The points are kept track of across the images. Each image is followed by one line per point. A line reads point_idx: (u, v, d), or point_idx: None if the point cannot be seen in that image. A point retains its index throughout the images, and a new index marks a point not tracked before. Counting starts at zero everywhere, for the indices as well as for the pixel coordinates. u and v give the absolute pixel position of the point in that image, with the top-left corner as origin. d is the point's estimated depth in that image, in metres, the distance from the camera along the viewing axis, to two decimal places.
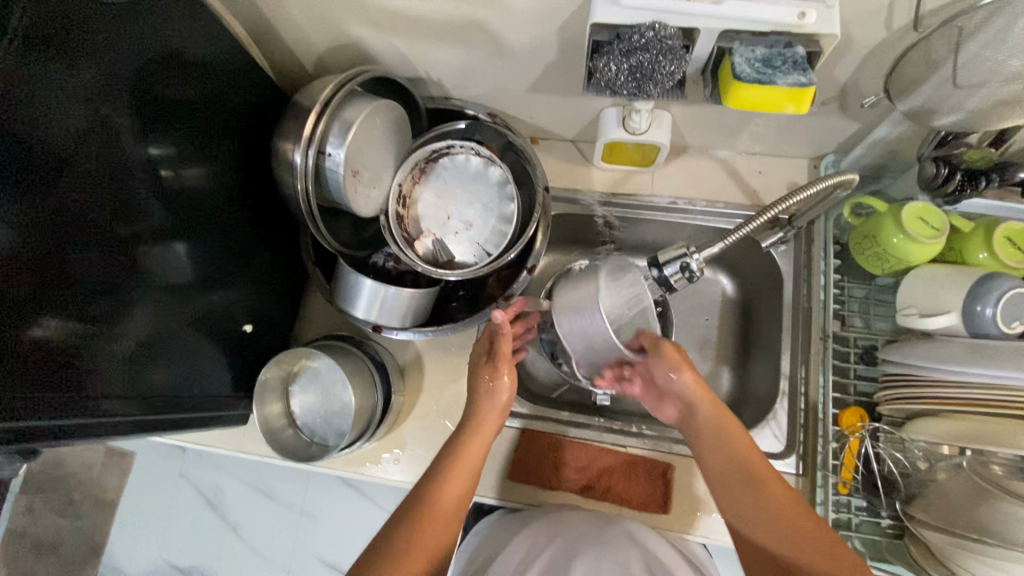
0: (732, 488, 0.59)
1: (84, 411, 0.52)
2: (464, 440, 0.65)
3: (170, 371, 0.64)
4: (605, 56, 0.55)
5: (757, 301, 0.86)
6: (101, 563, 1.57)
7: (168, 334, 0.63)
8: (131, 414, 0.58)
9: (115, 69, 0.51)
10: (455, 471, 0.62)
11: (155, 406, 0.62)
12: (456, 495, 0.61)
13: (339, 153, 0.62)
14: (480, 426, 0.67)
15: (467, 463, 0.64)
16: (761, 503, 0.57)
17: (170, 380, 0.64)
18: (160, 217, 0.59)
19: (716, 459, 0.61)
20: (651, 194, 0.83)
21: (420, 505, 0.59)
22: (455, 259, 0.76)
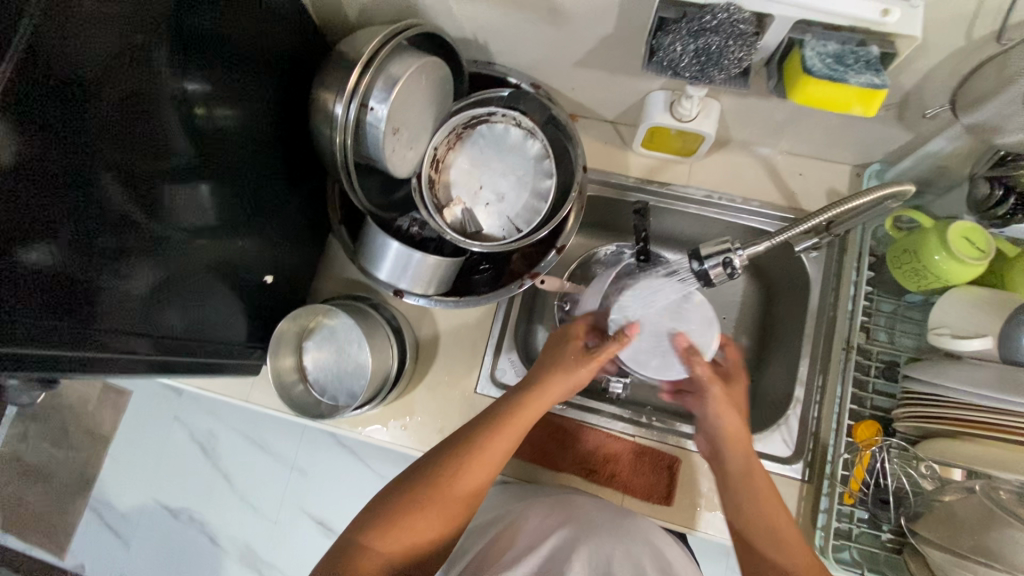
0: (751, 505, 0.62)
1: (99, 345, 0.51)
2: (513, 409, 0.64)
3: (186, 312, 0.63)
4: (671, 34, 0.53)
5: (779, 304, 0.85)
6: (90, 496, 1.60)
7: (187, 275, 0.61)
8: (144, 355, 0.57)
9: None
10: (492, 448, 0.62)
11: (168, 349, 0.61)
12: (487, 473, 0.61)
13: (382, 108, 0.59)
14: (538, 398, 0.66)
15: (511, 438, 0.63)
16: (772, 524, 0.60)
17: (184, 323, 0.63)
18: (189, 154, 0.57)
19: (737, 489, 0.64)
20: (686, 185, 0.81)
21: (446, 469, 0.60)
22: (483, 231, 0.74)
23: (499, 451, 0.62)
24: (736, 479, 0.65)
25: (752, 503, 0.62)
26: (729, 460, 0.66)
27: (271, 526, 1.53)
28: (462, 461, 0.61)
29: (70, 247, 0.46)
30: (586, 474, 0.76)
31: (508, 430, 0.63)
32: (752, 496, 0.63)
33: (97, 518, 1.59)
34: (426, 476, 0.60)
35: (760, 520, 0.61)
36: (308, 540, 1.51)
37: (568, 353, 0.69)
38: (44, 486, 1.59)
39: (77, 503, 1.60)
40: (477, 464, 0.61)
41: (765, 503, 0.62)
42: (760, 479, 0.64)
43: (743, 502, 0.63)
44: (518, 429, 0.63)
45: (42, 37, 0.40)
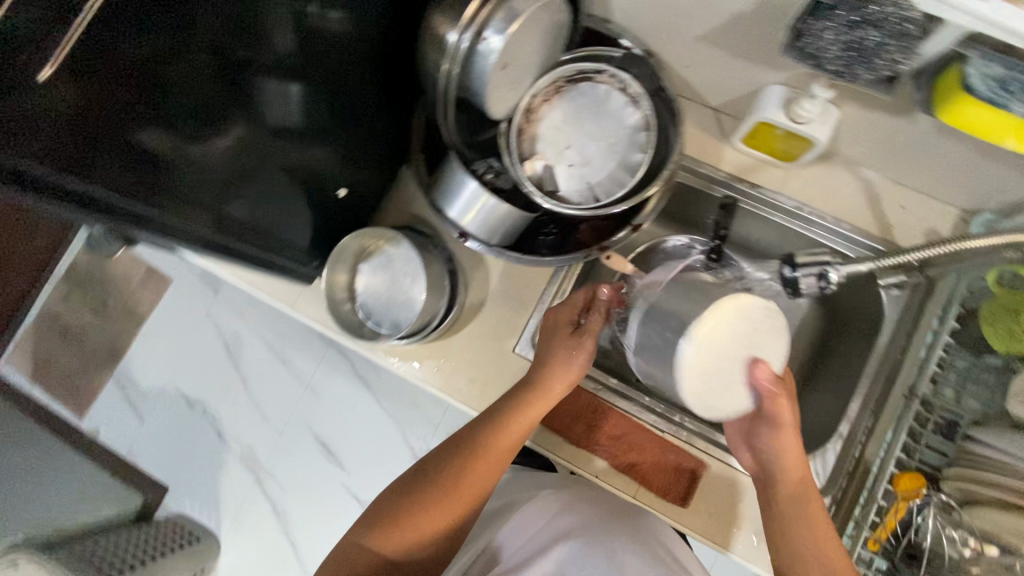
0: (807, 537, 0.60)
1: (160, 214, 0.51)
2: (513, 416, 0.67)
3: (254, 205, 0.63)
4: (825, 21, 0.49)
5: (841, 335, 0.81)
6: (116, 368, 1.68)
7: (261, 170, 0.61)
8: (200, 234, 0.57)
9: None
10: (489, 454, 0.66)
11: (226, 234, 0.60)
12: (486, 474, 0.66)
13: (496, 41, 0.56)
14: (537, 404, 0.68)
15: (509, 444, 0.67)
16: (819, 553, 0.59)
17: (247, 213, 0.62)
18: (287, 51, 0.55)
19: (794, 519, 0.62)
20: (777, 192, 0.77)
21: (448, 471, 0.66)
22: (559, 193, 0.71)
23: (498, 457, 0.67)
24: (794, 511, 0.62)
25: (808, 537, 0.60)
26: (787, 488, 0.63)
27: (276, 436, 1.59)
28: (462, 466, 0.66)
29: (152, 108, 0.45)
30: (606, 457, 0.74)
31: (508, 437, 0.67)
32: (805, 530, 0.61)
33: (119, 391, 1.68)
34: (434, 477, 0.66)
35: (814, 551, 0.59)
36: (308, 457, 1.57)
37: (561, 336, 0.70)
38: (78, 348, 1.69)
39: (103, 371, 1.69)
40: (477, 466, 0.66)
41: (822, 536, 0.60)
42: (814, 509, 0.61)
43: (789, 527, 0.62)
44: (516, 435, 0.67)
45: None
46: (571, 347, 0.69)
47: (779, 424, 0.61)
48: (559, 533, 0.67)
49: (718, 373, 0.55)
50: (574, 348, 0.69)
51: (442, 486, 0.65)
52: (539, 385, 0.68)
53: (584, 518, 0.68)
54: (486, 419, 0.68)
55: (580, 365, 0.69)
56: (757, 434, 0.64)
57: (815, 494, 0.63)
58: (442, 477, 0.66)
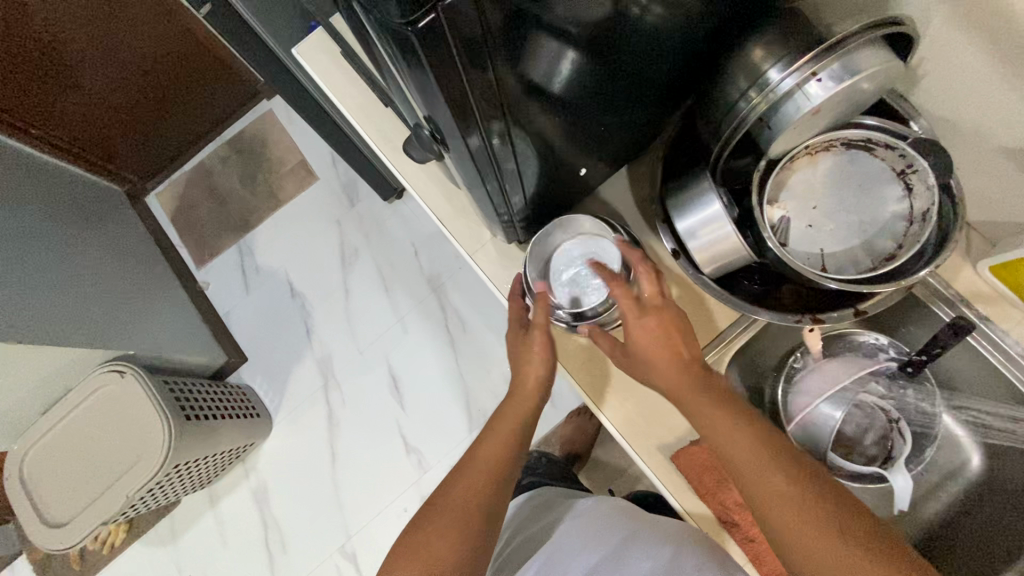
0: (741, 462, 0.61)
1: (465, 104, 0.49)
2: (493, 422, 0.78)
3: (508, 159, 0.63)
4: None
5: (1009, 502, 0.75)
6: (244, 238, 1.83)
7: (523, 126, 0.59)
8: (473, 139, 0.55)
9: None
10: (480, 450, 0.75)
11: (484, 150, 0.58)
12: (484, 465, 0.73)
13: (822, 93, 0.56)
14: (518, 402, 0.78)
15: (497, 441, 0.76)
16: (787, 498, 0.58)
17: (502, 146, 0.59)
18: (597, 12, 0.50)
19: (742, 469, 0.61)
20: (1004, 331, 0.72)
21: (456, 471, 0.75)
22: (787, 246, 0.68)
23: (489, 453, 0.75)
24: (739, 453, 0.61)
25: (752, 480, 0.60)
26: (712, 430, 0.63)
27: (355, 353, 1.67)
28: (466, 465, 0.74)
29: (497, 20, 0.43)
30: (726, 520, 0.72)
31: (489, 436, 0.77)
32: (745, 456, 0.61)
33: (240, 257, 1.82)
34: (448, 481, 0.74)
35: (748, 464, 0.60)
36: (376, 384, 1.64)
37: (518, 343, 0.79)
38: (222, 210, 1.86)
39: (232, 236, 1.84)
40: (472, 461, 0.74)
41: (772, 479, 0.59)
42: (717, 434, 0.63)
43: (772, 496, 0.58)
44: (504, 427, 0.77)
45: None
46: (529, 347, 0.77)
47: (632, 352, 0.70)
48: (615, 547, 0.76)
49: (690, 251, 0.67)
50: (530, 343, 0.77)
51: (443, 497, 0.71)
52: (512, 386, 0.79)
53: (642, 538, 0.77)
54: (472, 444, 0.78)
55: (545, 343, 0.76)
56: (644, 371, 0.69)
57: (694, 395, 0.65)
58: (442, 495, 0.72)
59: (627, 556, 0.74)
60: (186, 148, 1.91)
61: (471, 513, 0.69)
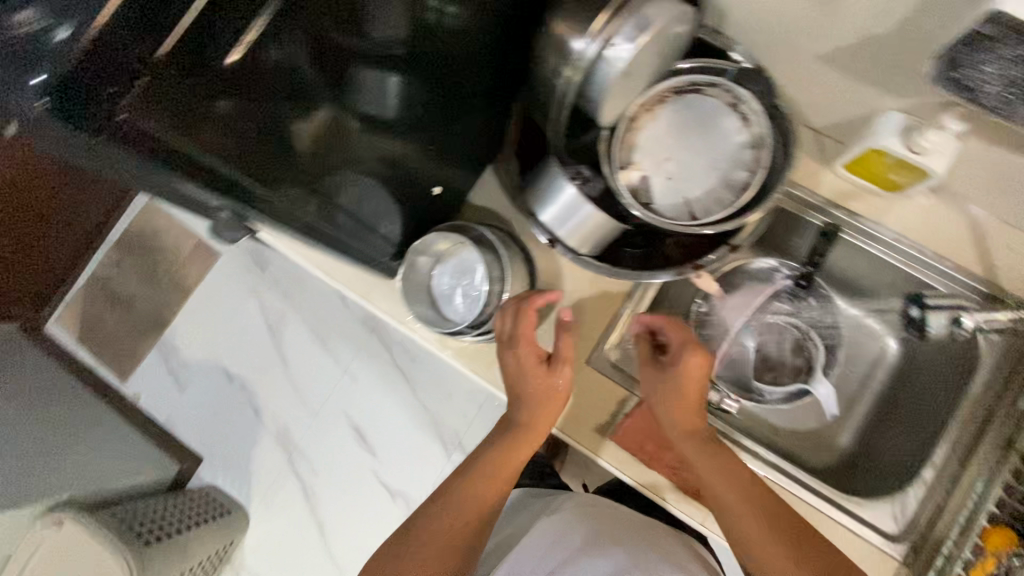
0: (723, 508, 0.67)
1: (263, 177, 0.50)
2: (496, 456, 0.75)
3: (356, 200, 0.65)
4: (988, 57, 0.46)
5: (927, 376, 0.78)
6: (163, 336, 1.73)
7: (356, 162, 0.61)
8: (299, 201, 0.56)
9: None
10: (477, 490, 0.73)
11: (327, 203, 0.60)
12: (475, 513, 0.72)
13: (628, 48, 0.55)
14: (518, 445, 0.75)
15: (495, 479, 0.74)
16: (761, 534, 0.64)
17: (345, 185, 0.62)
18: (392, 39, 0.54)
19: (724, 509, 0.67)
20: (878, 223, 0.74)
21: (438, 501, 0.74)
22: (653, 205, 0.70)
23: (485, 501, 0.73)
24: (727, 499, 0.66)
25: (732, 521, 0.66)
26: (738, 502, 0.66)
27: (311, 417, 1.62)
28: (453, 510, 0.72)
29: (274, 72, 0.46)
30: (676, 482, 0.73)
31: (489, 480, 0.74)
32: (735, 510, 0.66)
33: (162, 357, 1.72)
34: (428, 513, 0.73)
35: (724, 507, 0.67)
36: (340, 442, 1.59)
37: (534, 382, 0.69)
38: (132, 315, 1.75)
39: (150, 339, 1.74)
40: (458, 502, 0.72)
41: (748, 521, 0.65)
42: (716, 484, 0.67)
43: (746, 533, 0.65)
44: (506, 468, 0.75)
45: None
46: (542, 380, 0.69)
47: (562, 357, 0.70)
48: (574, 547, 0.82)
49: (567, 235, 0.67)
50: (550, 379, 0.70)
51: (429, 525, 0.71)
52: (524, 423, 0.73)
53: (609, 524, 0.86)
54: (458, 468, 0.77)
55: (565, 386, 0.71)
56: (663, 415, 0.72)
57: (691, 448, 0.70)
58: (429, 517, 0.72)
59: (582, 563, 0.79)
60: (74, 263, 1.78)
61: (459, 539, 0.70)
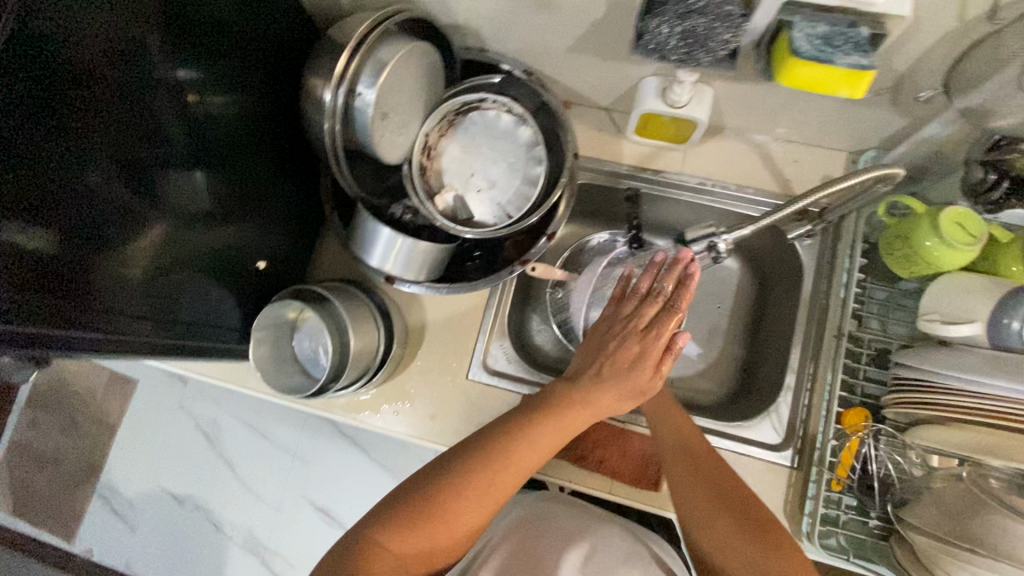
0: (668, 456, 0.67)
1: (106, 313, 0.54)
2: (504, 455, 0.60)
3: (197, 303, 0.67)
4: (659, 17, 0.52)
5: (774, 291, 0.85)
6: (98, 483, 1.50)
7: (182, 265, 0.63)
8: (150, 324, 0.60)
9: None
10: (467, 500, 0.57)
11: (167, 307, 0.62)
12: (464, 526, 0.57)
13: (370, 94, 0.60)
14: (535, 446, 0.61)
15: (499, 487, 0.59)
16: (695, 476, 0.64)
17: (181, 288, 0.64)
18: (181, 142, 0.59)
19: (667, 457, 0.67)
20: (681, 172, 0.82)
21: (413, 525, 0.55)
22: (474, 219, 0.74)
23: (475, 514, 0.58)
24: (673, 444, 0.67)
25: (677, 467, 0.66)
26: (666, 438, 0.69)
27: (275, 512, 1.44)
28: (425, 512, 0.56)
29: (79, 193, 0.50)
30: (575, 460, 0.76)
31: (489, 485, 0.58)
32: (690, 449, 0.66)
33: (103, 503, 1.50)
34: (388, 515, 0.56)
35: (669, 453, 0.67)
36: (312, 529, 1.42)
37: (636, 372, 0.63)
38: (47, 475, 1.52)
39: (67, 495, 1.52)
40: (440, 510, 0.56)
41: (698, 460, 0.65)
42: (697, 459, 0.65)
43: (686, 478, 0.64)
44: (516, 472, 0.60)
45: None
46: (637, 364, 0.64)
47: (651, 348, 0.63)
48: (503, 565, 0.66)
49: (404, 273, 0.71)
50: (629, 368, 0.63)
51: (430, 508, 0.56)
52: (564, 400, 0.63)
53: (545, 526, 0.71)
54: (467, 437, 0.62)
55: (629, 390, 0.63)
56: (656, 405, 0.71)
57: (666, 416, 0.70)
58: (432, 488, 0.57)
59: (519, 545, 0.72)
60: None
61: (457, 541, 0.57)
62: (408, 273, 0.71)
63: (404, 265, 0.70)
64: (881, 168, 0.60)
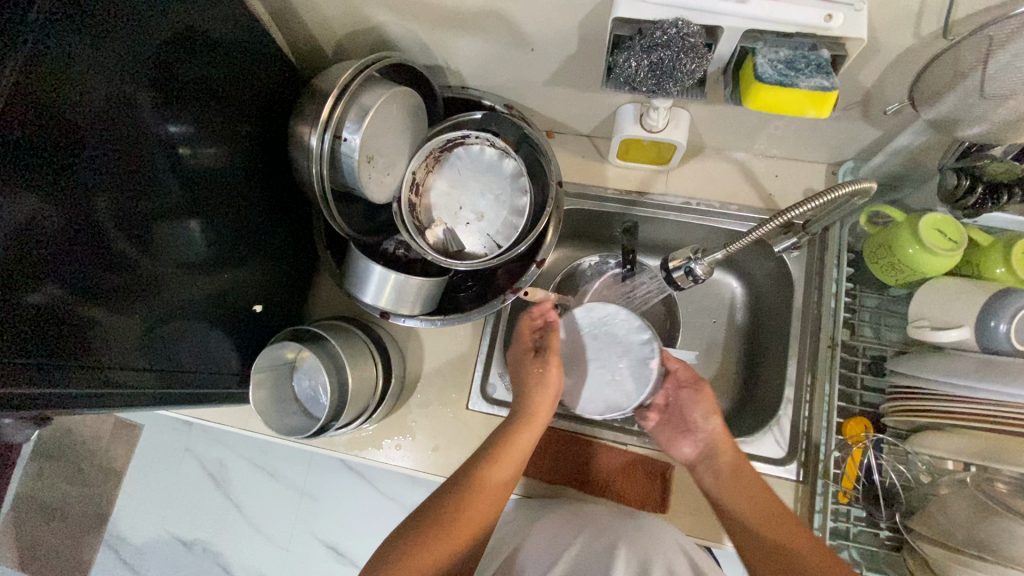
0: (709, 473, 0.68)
1: (99, 365, 0.55)
2: (494, 461, 0.64)
3: (194, 349, 0.68)
4: (627, 51, 0.55)
5: (767, 304, 0.86)
6: (106, 531, 1.49)
7: (179, 314, 0.65)
8: (145, 372, 0.61)
9: (152, 34, 0.54)
10: (475, 503, 0.61)
11: (164, 355, 0.63)
12: (480, 512, 0.61)
13: (354, 139, 0.62)
14: (516, 444, 0.66)
15: (495, 485, 0.63)
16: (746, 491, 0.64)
17: (180, 336, 0.65)
18: (176, 194, 0.61)
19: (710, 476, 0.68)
20: (665, 193, 0.84)
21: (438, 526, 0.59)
22: (465, 250, 0.77)
23: (484, 512, 0.62)
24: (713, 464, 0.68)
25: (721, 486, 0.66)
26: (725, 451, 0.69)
27: (284, 553, 1.42)
28: (444, 521, 0.59)
29: (78, 251, 0.51)
30: (580, 485, 0.76)
31: (485, 486, 0.63)
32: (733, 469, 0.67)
33: (112, 553, 1.49)
34: (416, 531, 0.59)
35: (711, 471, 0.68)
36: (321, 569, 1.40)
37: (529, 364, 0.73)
38: (58, 526, 1.50)
39: (77, 545, 1.50)
40: (452, 520, 0.60)
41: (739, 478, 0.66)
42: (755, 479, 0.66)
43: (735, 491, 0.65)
44: (505, 470, 0.64)
45: (56, 65, 0.46)
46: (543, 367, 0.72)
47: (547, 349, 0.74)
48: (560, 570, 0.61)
49: (397, 307, 0.72)
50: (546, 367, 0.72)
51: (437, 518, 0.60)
52: (525, 410, 0.70)
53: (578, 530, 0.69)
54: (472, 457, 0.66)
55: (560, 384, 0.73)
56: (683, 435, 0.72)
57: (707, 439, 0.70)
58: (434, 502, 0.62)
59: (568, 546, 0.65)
60: None
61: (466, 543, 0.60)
62: (403, 307, 0.72)
63: (398, 302, 0.71)
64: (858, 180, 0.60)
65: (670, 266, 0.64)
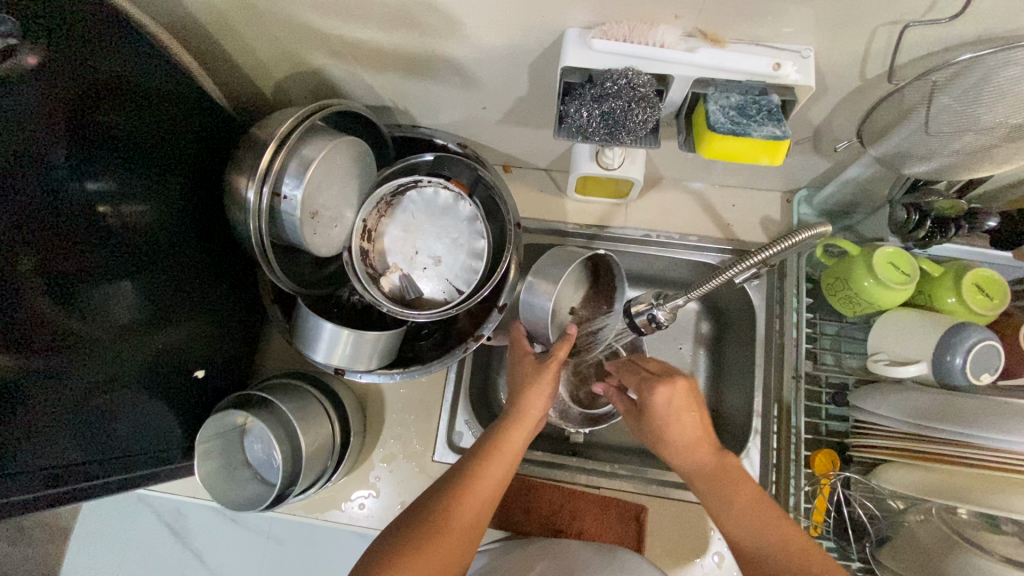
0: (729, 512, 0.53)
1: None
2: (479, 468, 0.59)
3: (128, 422, 0.62)
4: (576, 101, 0.53)
5: (731, 332, 0.86)
6: None
7: (110, 384, 0.59)
8: (60, 462, 0.55)
9: (56, 87, 0.49)
10: (461, 512, 0.55)
11: (90, 431, 0.58)
12: (473, 513, 0.56)
13: (296, 194, 0.59)
14: (505, 448, 0.61)
15: (479, 500, 0.57)
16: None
17: (112, 408, 0.60)
18: (98, 256, 0.55)
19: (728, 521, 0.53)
20: (625, 226, 0.83)
21: (433, 527, 0.54)
22: (423, 295, 0.74)
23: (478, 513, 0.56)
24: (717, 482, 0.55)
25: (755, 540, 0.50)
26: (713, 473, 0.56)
27: None
28: (428, 530, 0.53)
29: None
30: (553, 534, 0.73)
31: (473, 493, 0.57)
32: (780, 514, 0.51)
33: None
34: (391, 550, 0.52)
35: (728, 514, 0.53)
36: None
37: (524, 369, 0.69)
38: None
39: None
40: (437, 530, 0.53)
41: (788, 541, 0.49)
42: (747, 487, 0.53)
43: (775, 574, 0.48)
44: (499, 471, 0.60)
45: None
46: (535, 376, 0.67)
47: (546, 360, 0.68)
48: None
49: (350, 363, 0.68)
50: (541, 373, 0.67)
51: (441, 515, 0.54)
52: (512, 417, 0.64)
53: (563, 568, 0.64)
54: (462, 455, 0.61)
55: (551, 391, 0.67)
56: (675, 446, 0.59)
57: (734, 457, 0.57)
58: (429, 501, 0.56)
59: None
60: None
61: (466, 549, 0.55)
62: (359, 365, 0.68)
63: (354, 361, 0.67)
64: (819, 226, 0.60)
65: (632, 311, 0.64)
